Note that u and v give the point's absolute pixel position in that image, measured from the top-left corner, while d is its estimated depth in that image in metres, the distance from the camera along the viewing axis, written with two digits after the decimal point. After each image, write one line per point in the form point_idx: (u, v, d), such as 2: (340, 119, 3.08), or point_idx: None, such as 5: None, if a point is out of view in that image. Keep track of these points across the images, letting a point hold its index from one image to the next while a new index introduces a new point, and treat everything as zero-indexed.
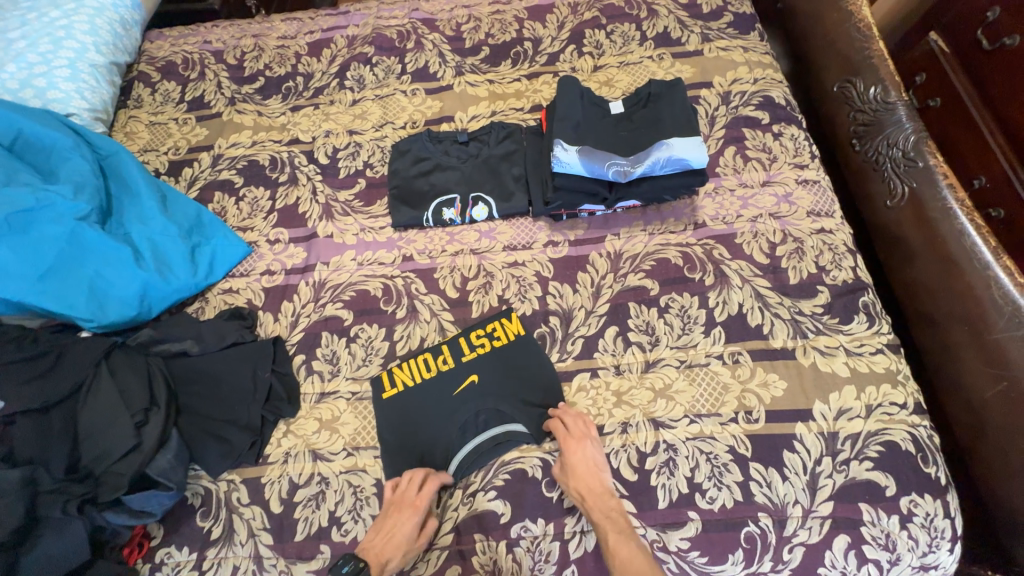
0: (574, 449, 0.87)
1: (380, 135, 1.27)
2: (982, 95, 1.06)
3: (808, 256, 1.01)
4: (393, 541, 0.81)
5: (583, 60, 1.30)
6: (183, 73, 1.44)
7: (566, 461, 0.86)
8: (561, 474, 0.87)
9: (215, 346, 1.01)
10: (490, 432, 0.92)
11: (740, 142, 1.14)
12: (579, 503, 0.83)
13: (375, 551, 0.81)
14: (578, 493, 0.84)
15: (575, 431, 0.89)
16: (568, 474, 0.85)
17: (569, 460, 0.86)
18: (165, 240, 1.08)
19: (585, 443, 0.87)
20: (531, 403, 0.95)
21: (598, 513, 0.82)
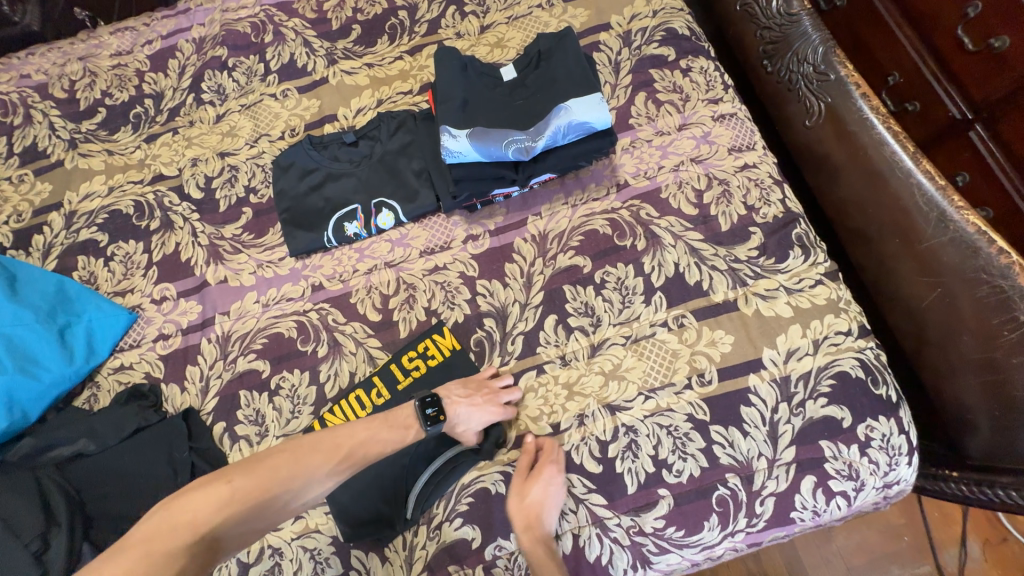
0: (548, 475, 0.81)
1: (257, 152, 1.10)
2: None
3: (736, 197, 0.96)
4: (475, 411, 0.83)
5: (467, 22, 1.15)
6: (4, 120, 1.20)
7: (531, 485, 0.80)
8: (516, 490, 0.81)
9: (116, 438, 0.89)
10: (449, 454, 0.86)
11: (649, 86, 1.05)
12: (519, 530, 0.78)
13: (462, 405, 0.83)
14: (523, 512, 0.79)
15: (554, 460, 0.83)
16: (526, 495, 0.80)
17: (538, 485, 0.80)
18: (22, 329, 0.92)
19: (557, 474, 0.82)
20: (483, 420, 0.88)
21: (540, 547, 0.77)
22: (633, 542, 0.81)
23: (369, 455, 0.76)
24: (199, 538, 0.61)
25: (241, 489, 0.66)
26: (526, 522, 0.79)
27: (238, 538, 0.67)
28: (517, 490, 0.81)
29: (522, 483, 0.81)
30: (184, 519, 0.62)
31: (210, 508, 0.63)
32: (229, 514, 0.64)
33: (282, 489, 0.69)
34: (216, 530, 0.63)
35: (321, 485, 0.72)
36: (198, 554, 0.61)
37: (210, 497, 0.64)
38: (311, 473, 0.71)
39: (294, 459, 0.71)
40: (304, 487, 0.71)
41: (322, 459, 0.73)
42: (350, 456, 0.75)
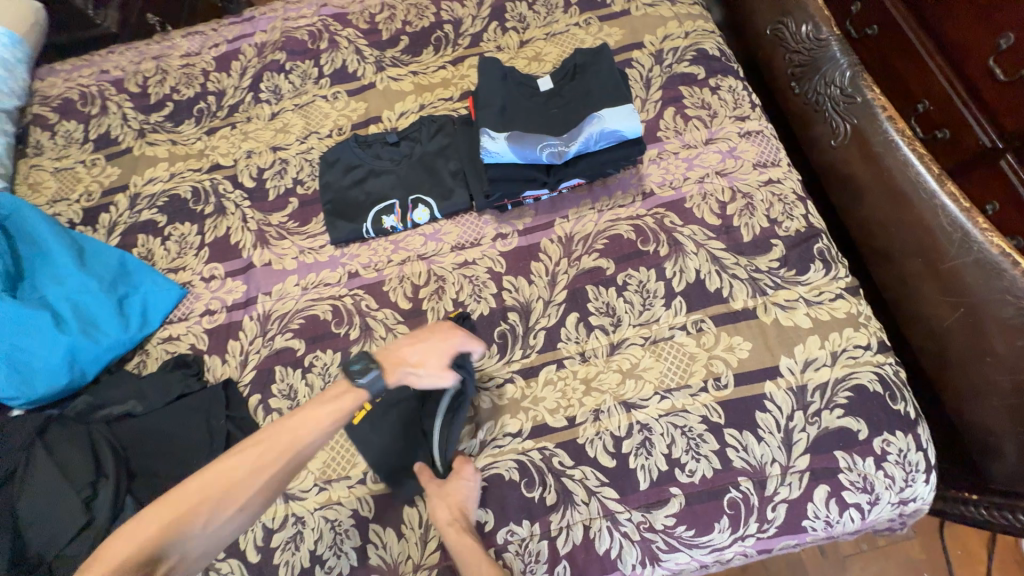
0: (465, 473, 0.86)
1: (306, 148, 1.19)
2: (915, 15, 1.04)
3: (759, 210, 0.99)
4: (423, 354, 0.84)
5: (507, 37, 1.23)
6: (83, 110, 1.32)
7: (449, 487, 0.84)
8: (434, 495, 0.83)
9: (161, 402, 0.95)
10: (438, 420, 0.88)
11: (678, 102, 1.10)
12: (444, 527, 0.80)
13: (404, 352, 0.84)
14: (446, 508, 0.82)
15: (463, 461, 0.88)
16: (448, 495, 0.83)
17: (457, 484, 0.85)
18: (86, 296, 1.01)
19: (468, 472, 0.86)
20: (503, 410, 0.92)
21: (466, 538, 0.80)
22: (643, 538, 0.82)
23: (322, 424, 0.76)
24: (121, 564, 0.62)
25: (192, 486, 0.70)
26: (450, 515, 0.81)
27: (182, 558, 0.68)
28: (432, 493, 0.83)
29: (440, 489, 0.84)
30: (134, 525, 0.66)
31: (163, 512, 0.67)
32: (151, 537, 0.65)
33: (206, 502, 0.69)
34: (140, 554, 0.64)
35: (250, 484, 0.72)
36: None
37: (129, 528, 0.65)
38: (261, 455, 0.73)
39: (214, 473, 0.71)
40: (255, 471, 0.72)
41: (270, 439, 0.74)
42: (274, 449, 0.74)
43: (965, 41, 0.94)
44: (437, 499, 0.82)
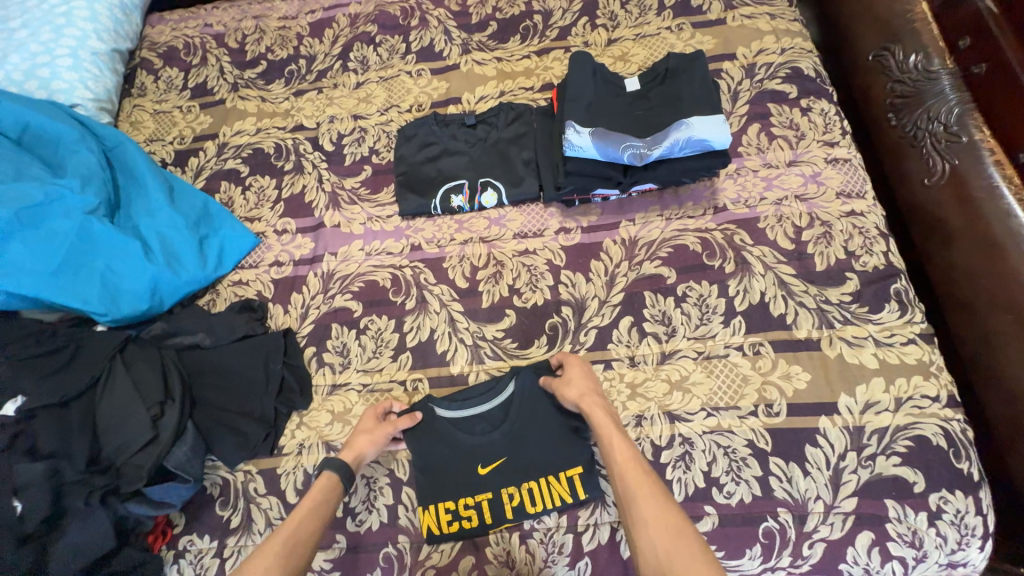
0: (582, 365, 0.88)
1: (386, 120, 1.23)
2: None
3: (837, 240, 0.96)
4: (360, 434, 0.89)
5: (596, 34, 1.22)
6: (185, 59, 1.41)
7: (569, 374, 0.87)
8: (561, 385, 0.86)
9: (227, 339, 1.01)
10: (470, 410, 0.91)
11: (764, 119, 1.07)
12: (579, 404, 0.82)
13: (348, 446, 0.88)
14: (579, 393, 0.84)
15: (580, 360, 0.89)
16: (571, 380, 0.86)
17: (575, 369, 0.87)
18: (173, 231, 1.08)
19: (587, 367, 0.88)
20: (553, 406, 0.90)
21: (599, 421, 0.80)
22: None
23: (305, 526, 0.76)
24: None
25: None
26: (585, 399, 0.83)
27: None
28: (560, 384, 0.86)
29: (562, 381, 0.87)
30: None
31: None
32: None
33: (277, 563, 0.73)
34: None
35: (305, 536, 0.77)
36: None
37: None
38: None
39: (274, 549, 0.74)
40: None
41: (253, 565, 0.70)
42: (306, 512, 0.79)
43: None
44: (568, 390, 0.85)
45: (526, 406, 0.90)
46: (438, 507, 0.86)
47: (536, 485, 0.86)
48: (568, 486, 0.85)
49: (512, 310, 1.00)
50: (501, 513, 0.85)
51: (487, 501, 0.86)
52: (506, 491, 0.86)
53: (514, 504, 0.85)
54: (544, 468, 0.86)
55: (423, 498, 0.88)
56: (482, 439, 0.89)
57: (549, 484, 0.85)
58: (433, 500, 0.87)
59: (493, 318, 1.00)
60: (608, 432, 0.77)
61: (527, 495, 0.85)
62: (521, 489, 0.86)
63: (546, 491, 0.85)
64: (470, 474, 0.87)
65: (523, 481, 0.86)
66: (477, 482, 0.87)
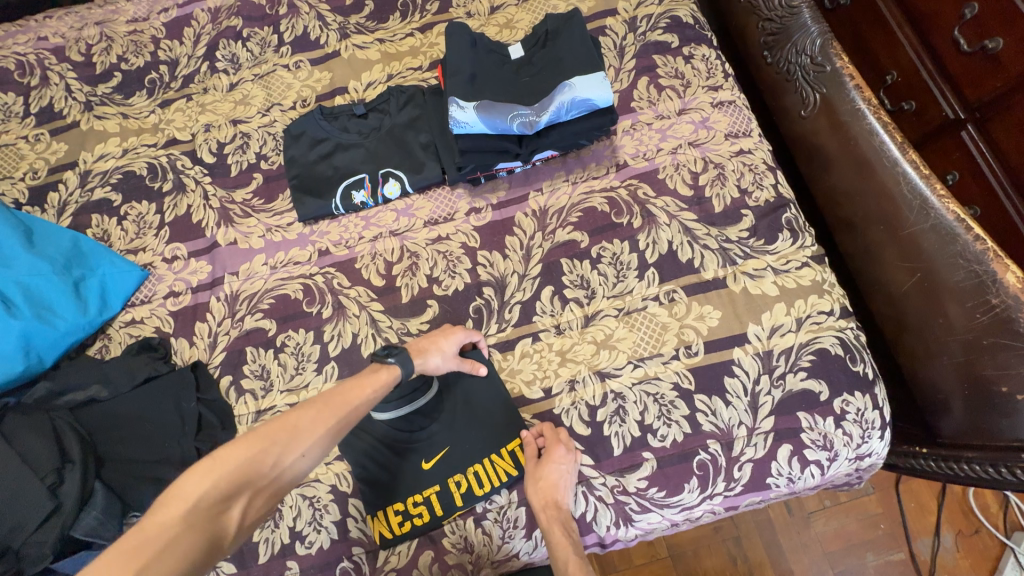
0: (557, 456, 0.83)
1: (269, 121, 1.13)
2: (904, 12, 1.02)
3: (730, 180, 0.99)
4: (439, 343, 0.87)
5: (478, 2, 1.18)
6: (20, 81, 1.22)
7: (544, 467, 0.82)
8: (530, 475, 0.83)
9: (127, 386, 0.92)
10: (414, 403, 0.88)
11: (651, 71, 1.08)
12: (538, 513, 0.82)
13: (420, 343, 0.87)
14: (542, 501, 0.82)
15: (553, 442, 0.85)
16: (542, 480, 0.81)
17: (550, 468, 0.82)
18: (38, 279, 0.95)
19: (561, 457, 0.83)
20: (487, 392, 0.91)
21: (556, 525, 0.81)
22: (616, 500, 0.85)
23: (356, 400, 0.75)
24: (191, 508, 0.59)
25: (220, 459, 0.63)
26: (545, 509, 0.82)
27: (246, 505, 0.64)
28: (532, 474, 0.83)
29: (534, 469, 0.83)
30: (175, 491, 0.60)
31: (197, 477, 0.61)
32: (220, 477, 0.62)
33: (275, 449, 0.66)
34: (207, 498, 0.60)
35: (312, 436, 0.69)
36: (198, 525, 0.58)
37: (208, 467, 0.62)
38: (294, 428, 0.68)
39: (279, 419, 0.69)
40: (292, 439, 0.68)
41: (302, 410, 0.70)
42: (332, 404, 0.73)
43: (928, 7, 0.97)
44: (536, 494, 0.82)
45: (468, 403, 0.90)
46: (387, 511, 0.85)
47: (481, 466, 0.86)
48: (513, 460, 0.87)
49: (434, 301, 0.98)
50: (450, 503, 0.85)
51: (435, 494, 0.85)
52: (454, 481, 0.85)
53: (463, 491, 0.85)
54: (486, 446, 0.88)
55: (370, 504, 0.86)
56: (424, 434, 0.88)
57: (492, 462, 0.87)
58: (381, 505, 0.85)
59: (416, 311, 0.98)
60: (563, 553, 0.79)
61: (473, 479, 0.86)
62: (468, 474, 0.86)
63: (491, 468, 0.86)
64: (415, 471, 0.87)
65: (468, 466, 0.86)
66: (423, 478, 0.86)
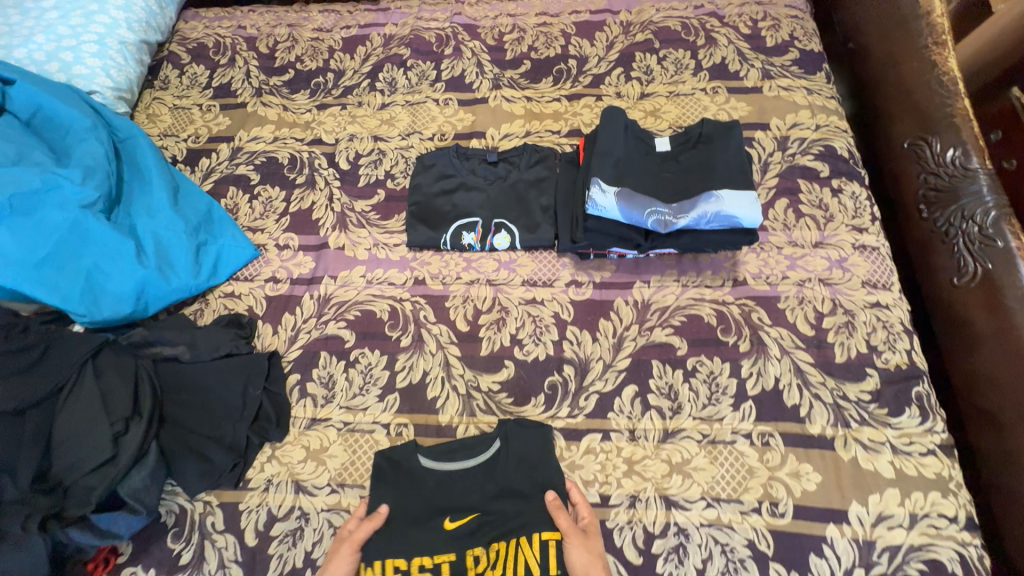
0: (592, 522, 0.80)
1: (406, 144, 1.20)
2: None
3: (859, 332, 0.91)
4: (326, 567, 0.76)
5: (630, 86, 1.21)
6: (213, 58, 1.39)
7: (590, 538, 0.77)
8: (575, 544, 0.75)
9: (207, 355, 0.95)
10: (463, 462, 0.85)
11: (793, 194, 1.04)
12: None
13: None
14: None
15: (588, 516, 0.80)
16: (590, 550, 0.76)
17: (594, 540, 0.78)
18: (170, 234, 1.03)
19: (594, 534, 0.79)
20: (541, 471, 0.85)
21: None
22: None
23: None
24: None
25: None
26: None
27: None
28: (569, 539, 0.76)
29: (579, 536, 0.77)
30: None
31: None
32: None
33: None
34: None
35: None
36: None
37: None
38: None
39: None
40: None
41: None
42: None
43: None
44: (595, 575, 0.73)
45: (520, 474, 0.84)
46: (385, 564, 0.77)
47: (503, 548, 0.78)
48: (540, 553, 0.76)
49: (511, 362, 0.95)
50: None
51: (446, 562, 0.77)
52: (472, 555, 0.78)
53: (477, 570, 0.77)
54: (518, 527, 0.79)
55: (367, 550, 0.78)
56: (457, 491, 0.83)
57: (519, 547, 0.77)
58: (381, 556, 0.78)
59: (491, 368, 0.95)
60: None
61: (490, 560, 0.77)
62: (488, 552, 0.78)
63: (513, 553, 0.77)
64: (433, 529, 0.80)
65: (490, 544, 0.78)
66: (439, 539, 0.79)
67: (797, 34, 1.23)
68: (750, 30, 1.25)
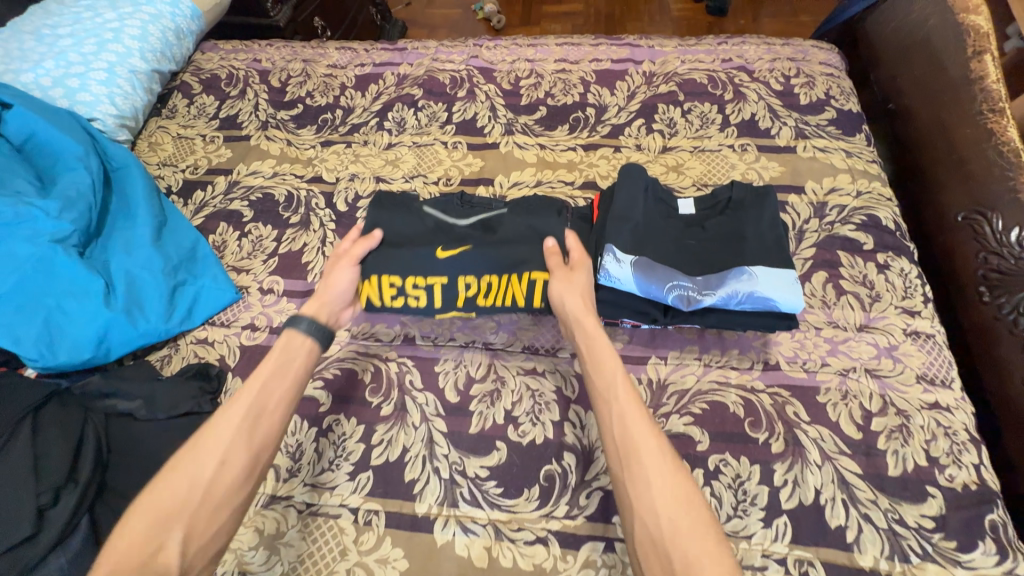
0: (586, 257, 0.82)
1: (409, 188, 1.13)
2: None
3: (917, 439, 0.77)
4: (326, 285, 0.84)
5: (651, 138, 1.13)
6: (224, 89, 1.37)
7: (574, 271, 0.80)
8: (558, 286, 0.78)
9: (164, 414, 0.85)
10: (470, 218, 0.94)
11: (832, 268, 0.93)
12: (576, 320, 0.75)
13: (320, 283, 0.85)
14: (575, 312, 0.75)
15: (575, 259, 0.82)
16: (573, 281, 0.78)
17: (581, 271, 0.79)
18: (146, 274, 0.96)
19: (579, 271, 0.80)
20: (539, 225, 0.89)
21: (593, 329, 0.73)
22: None
23: None
24: None
25: None
26: (579, 317, 0.75)
27: None
28: (554, 274, 0.79)
29: (564, 274, 0.80)
30: None
31: None
32: None
33: None
34: None
35: None
36: None
37: None
38: None
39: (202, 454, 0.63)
40: None
41: None
42: None
43: None
44: (634, 427, 0.61)
45: (519, 235, 0.89)
46: (381, 279, 0.86)
47: (494, 278, 0.85)
48: (529, 288, 0.84)
49: (504, 445, 0.83)
50: (451, 300, 0.86)
51: (439, 285, 0.85)
52: (463, 282, 0.85)
53: (467, 294, 0.86)
54: (509, 267, 0.85)
55: (366, 265, 0.87)
56: (456, 237, 0.91)
57: (509, 282, 0.85)
58: (379, 270, 0.86)
59: (481, 449, 0.83)
60: (605, 360, 0.69)
61: (482, 287, 0.85)
62: (480, 282, 0.85)
63: (504, 286, 0.85)
64: (429, 252, 0.86)
65: (483, 275, 0.85)
66: (435, 263, 0.85)
67: (833, 92, 1.15)
68: (781, 85, 1.17)
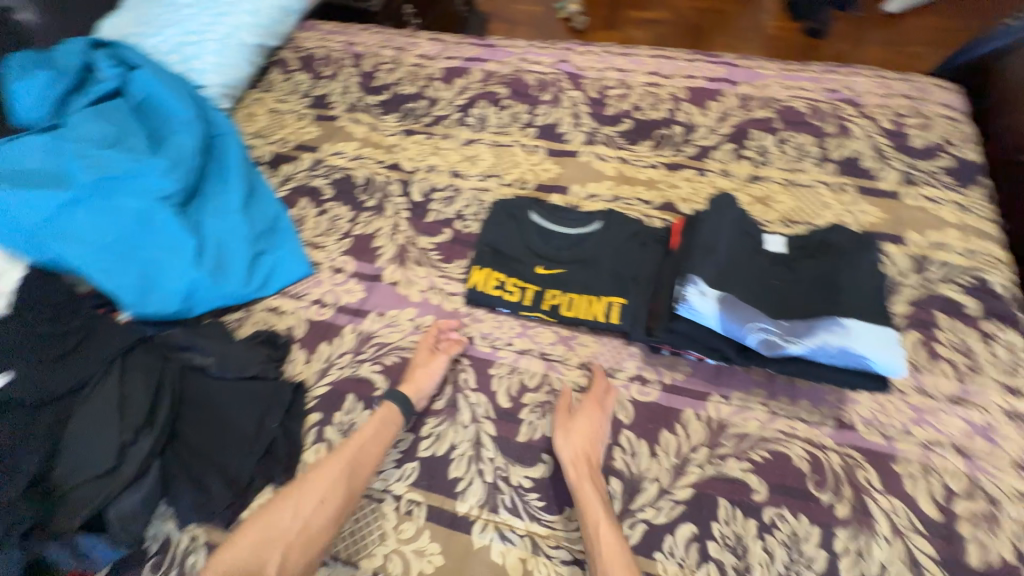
0: (595, 407, 0.82)
1: (484, 186, 1.13)
2: None
3: (1008, 533, 0.69)
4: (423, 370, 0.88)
5: (739, 164, 1.08)
6: (319, 69, 1.42)
7: (574, 417, 0.81)
8: (563, 426, 0.80)
9: (233, 373, 0.89)
10: (562, 228, 0.98)
11: (928, 329, 0.85)
12: (568, 467, 0.76)
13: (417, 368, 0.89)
14: (572, 455, 0.77)
15: (591, 400, 0.83)
16: (574, 429, 0.79)
17: (583, 418, 0.80)
18: (233, 239, 1.02)
19: (597, 410, 0.82)
20: (630, 250, 0.95)
21: (586, 483, 0.75)
22: None
23: None
24: None
25: None
26: (575, 463, 0.77)
27: None
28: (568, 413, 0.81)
29: (565, 420, 0.81)
30: None
31: None
32: None
33: None
34: None
35: None
36: None
37: None
38: None
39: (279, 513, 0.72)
40: None
41: None
42: None
43: None
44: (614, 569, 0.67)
45: (609, 254, 0.95)
46: (491, 273, 0.97)
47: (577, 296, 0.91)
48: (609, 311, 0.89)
49: (550, 458, 0.82)
50: (539, 302, 0.92)
51: (531, 291, 0.93)
52: (550, 290, 0.93)
53: (552, 303, 0.92)
54: (593, 287, 0.92)
55: (483, 255, 0.99)
56: (553, 246, 0.97)
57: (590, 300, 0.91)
58: (491, 266, 0.97)
59: (526, 460, 0.82)
60: (592, 511, 0.72)
61: (565, 302, 0.92)
62: (565, 296, 0.92)
63: (586, 302, 0.91)
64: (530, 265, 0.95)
65: (570, 290, 0.92)
66: (531, 273, 0.94)
67: (951, 138, 1.06)
68: (892, 124, 1.09)
